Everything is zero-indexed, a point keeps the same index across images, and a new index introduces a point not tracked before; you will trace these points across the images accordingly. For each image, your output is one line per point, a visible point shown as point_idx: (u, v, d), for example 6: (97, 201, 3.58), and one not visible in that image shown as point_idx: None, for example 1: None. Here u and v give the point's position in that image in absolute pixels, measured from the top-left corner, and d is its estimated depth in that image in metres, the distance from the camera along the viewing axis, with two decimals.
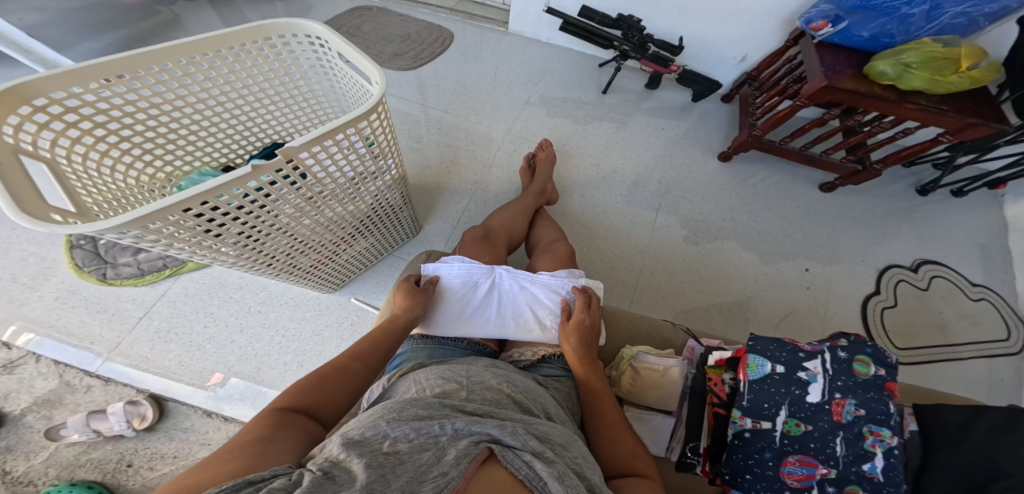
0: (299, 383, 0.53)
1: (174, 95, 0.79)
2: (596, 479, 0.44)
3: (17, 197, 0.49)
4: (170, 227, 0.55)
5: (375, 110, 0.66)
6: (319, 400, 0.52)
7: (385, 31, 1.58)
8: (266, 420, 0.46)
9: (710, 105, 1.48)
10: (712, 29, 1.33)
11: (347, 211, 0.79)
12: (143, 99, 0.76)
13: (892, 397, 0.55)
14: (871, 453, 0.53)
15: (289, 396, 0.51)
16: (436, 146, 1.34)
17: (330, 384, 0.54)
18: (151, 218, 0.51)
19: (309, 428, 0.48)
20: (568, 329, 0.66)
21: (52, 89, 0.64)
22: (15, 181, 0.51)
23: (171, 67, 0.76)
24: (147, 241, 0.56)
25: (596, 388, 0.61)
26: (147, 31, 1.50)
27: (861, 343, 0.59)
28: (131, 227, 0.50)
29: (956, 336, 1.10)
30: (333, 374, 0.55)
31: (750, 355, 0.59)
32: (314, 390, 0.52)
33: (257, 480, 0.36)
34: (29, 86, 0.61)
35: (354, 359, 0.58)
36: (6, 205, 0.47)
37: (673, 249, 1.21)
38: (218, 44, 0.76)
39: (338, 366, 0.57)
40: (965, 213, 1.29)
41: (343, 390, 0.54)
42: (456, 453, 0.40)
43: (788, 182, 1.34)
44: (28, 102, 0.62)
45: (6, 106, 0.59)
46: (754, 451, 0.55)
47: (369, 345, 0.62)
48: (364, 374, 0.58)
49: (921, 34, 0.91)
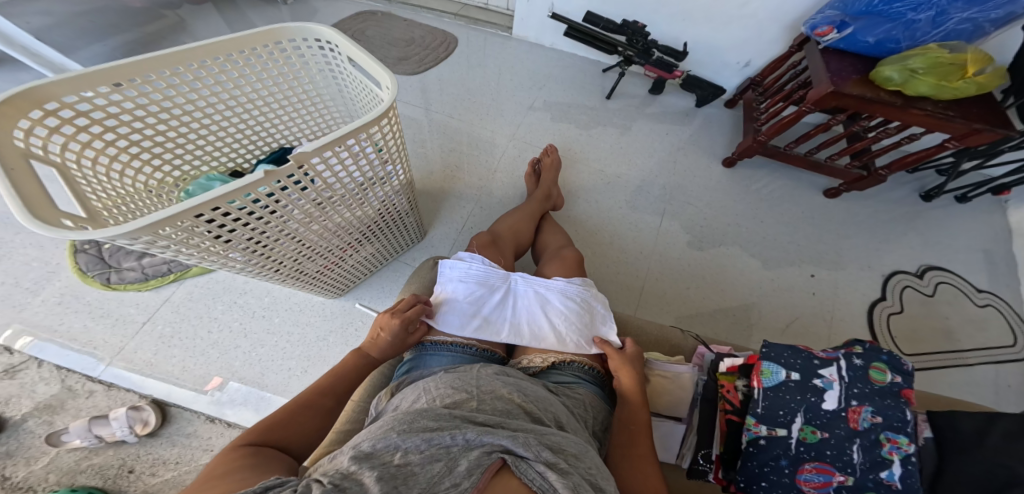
0: (262, 418, 0.51)
1: (184, 99, 0.79)
2: (609, 489, 0.44)
3: (29, 201, 0.49)
4: (181, 233, 0.55)
5: (386, 115, 0.66)
6: (285, 435, 0.51)
7: (390, 35, 1.59)
8: (229, 454, 0.44)
9: (713, 110, 1.48)
10: (715, 35, 1.33)
11: (355, 216, 0.79)
12: (154, 103, 0.76)
13: (912, 404, 0.54)
14: (888, 460, 0.52)
15: (254, 432, 0.49)
16: (440, 150, 1.34)
17: (298, 419, 0.53)
18: (163, 224, 0.51)
19: (281, 457, 0.48)
20: (623, 358, 0.65)
21: (64, 93, 0.64)
22: (24, 185, 0.50)
23: (182, 71, 0.76)
24: (158, 247, 0.56)
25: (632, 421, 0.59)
26: (153, 35, 1.50)
27: (877, 350, 0.58)
28: (142, 233, 0.50)
29: (962, 342, 1.09)
30: (299, 410, 0.54)
31: (764, 362, 0.59)
32: (280, 427, 0.51)
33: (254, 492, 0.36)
34: (43, 89, 0.62)
35: (321, 393, 0.57)
36: (16, 210, 0.46)
37: (678, 254, 1.21)
38: (229, 48, 0.76)
39: (305, 400, 0.55)
40: (969, 219, 1.29)
41: (310, 425, 0.54)
42: (467, 465, 0.40)
43: (792, 187, 1.34)
44: (40, 105, 0.62)
45: (17, 110, 0.59)
46: (769, 458, 0.55)
47: (337, 379, 0.60)
48: (332, 410, 0.57)
49: (927, 39, 0.91)
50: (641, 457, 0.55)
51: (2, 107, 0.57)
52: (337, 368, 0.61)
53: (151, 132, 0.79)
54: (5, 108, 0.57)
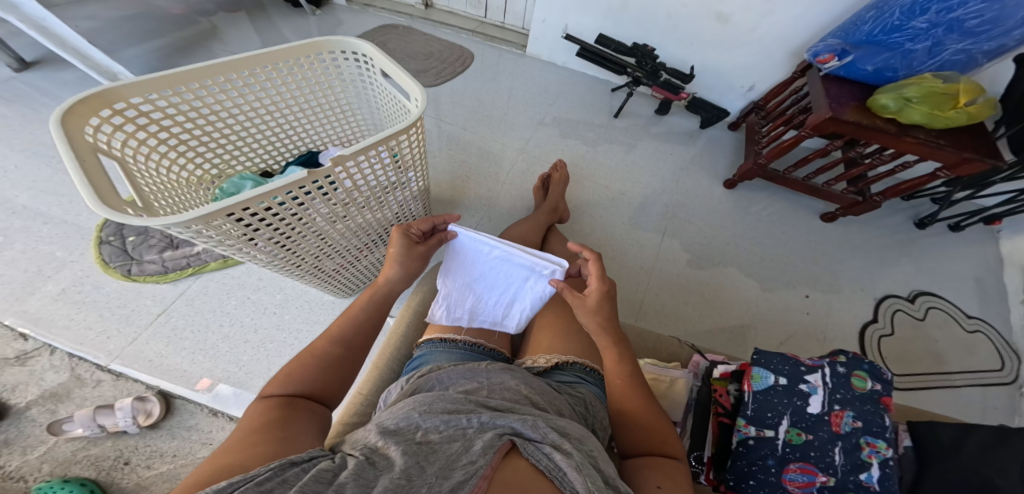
0: (282, 369, 0.53)
1: (232, 103, 0.82)
2: (610, 471, 0.45)
3: (96, 189, 0.51)
4: (227, 225, 0.58)
5: (413, 125, 0.70)
6: (306, 385, 0.52)
7: (410, 49, 1.65)
8: (254, 413, 0.47)
9: (717, 132, 1.53)
10: (721, 60, 1.40)
11: (375, 219, 0.81)
12: (205, 106, 0.79)
13: (889, 411, 0.57)
14: (868, 463, 0.54)
15: (276, 386, 0.51)
16: (452, 160, 1.38)
17: (317, 373, 0.53)
18: (215, 215, 0.54)
19: (307, 408, 0.49)
20: (586, 312, 0.62)
21: (130, 95, 0.68)
22: (95, 177, 0.53)
23: (234, 77, 0.79)
24: (202, 238, 0.59)
25: (645, 418, 0.57)
26: (186, 39, 1.55)
27: (859, 359, 0.61)
28: (196, 223, 0.54)
29: (953, 365, 1.11)
30: (312, 361, 0.54)
31: (754, 367, 0.61)
32: (298, 378, 0.52)
33: (301, 460, 0.39)
34: (115, 90, 0.65)
35: (329, 341, 0.57)
36: (88, 196, 0.49)
37: (678, 271, 1.24)
38: (278, 58, 0.80)
39: (314, 350, 0.56)
40: (961, 247, 1.33)
41: (327, 373, 0.54)
42: (482, 444, 0.41)
43: (790, 210, 1.38)
44: (109, 106, 0.65)
45: (91, 110, 0.62)
46: (757, 457, 0.57)
47: (346, 322, 0.60)
48: (343, 357, 0.56)
49: (922, 69, 0.96)
50: (630, 412, 0.58)
51: (79, 106, 0.60)
52: (349, 311, 0.62)
53: (199, 132, 0.81)
54: (80, 108, 0.60)
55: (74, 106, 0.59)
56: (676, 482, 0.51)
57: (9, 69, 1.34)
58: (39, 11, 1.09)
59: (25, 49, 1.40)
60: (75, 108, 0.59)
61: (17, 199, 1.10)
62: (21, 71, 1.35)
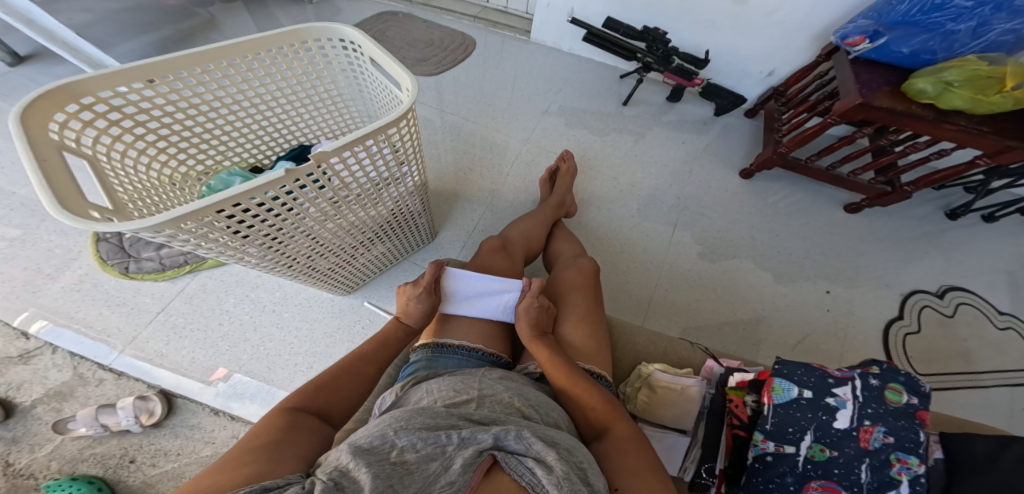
0: (312, 382, 0.54)
1: (211, 96, 0.79)
2: (600, 485, 0.42)
3: (57, 190, 0.49)
4: (203, 228, 0.55)
5: (405, 117, 0.66)
6: (327, 401, 0.53)
7: (410, 36, 1.60)
8: (274, 425, 0.46)
9: (733, 119, 1.46)
10: (737, 44, 1.32)
11: (369, 216, 0.78)
12: (183, 100, 0.77)
13: (925, 426, 0.52)
14: (896, 481, 0.50)
15: (300, 396, 0.52)
16: (453, 152, 1.33)
17: (343, 388, 0.55)
18: (185, 218, 0.51)
19: (317, 426, 0.49)
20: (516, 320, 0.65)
21: (99, 89, 0.65)
22: (56, 178, 0.50)
23: (212, 68, 0.76)
24: (179, 241, 0.56)
25: (607, 418, 0.55)
26: (183, 31, 1.52)
27: (894, 371, 0.56)
28: (166, 227, 0.51)
29: (981, 364, 1.05)
30: (344, 376, 0.56)
31: (775, 378, 0.56)
32: (324, 392, 0.54)
33: (273, 488, 0.37)
34: (80, 84, 0.63)
35: (363, 361, 0.60)
36: (47, 201, 0.46)
37: (689, 266, 1.18)
38: (257, 47, 0.76)
39: (348, 367, 0.58)
40: (995, 239, 1.24)
41: (349, 392, 0.56)
42: (462, 462, 0.39)
43: (810, 201, 1.31)
44: (76, 100, 0.63)
45: (54, 105, 0.60)
46: (774, 475, 0.53)
47: (382, 349, 0.63)
48: (372, 378, 0.59)
49: (965, 51, 0.88)
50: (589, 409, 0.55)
51: (42, 101, 0.58)
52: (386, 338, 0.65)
53: (179, 128, 0.79)
54: (44, 103, 0.58)
55: (36, 101, 0.57)
56: (641, 479, 0.47)
57: (5, 63, 1.33)
58: (25, 4, 1.07)
59: (24, 45, 1.39)
60: (38, 102, 0.57)
61: (17, 195, 1.10)
62: (17, 66, 1.34)
